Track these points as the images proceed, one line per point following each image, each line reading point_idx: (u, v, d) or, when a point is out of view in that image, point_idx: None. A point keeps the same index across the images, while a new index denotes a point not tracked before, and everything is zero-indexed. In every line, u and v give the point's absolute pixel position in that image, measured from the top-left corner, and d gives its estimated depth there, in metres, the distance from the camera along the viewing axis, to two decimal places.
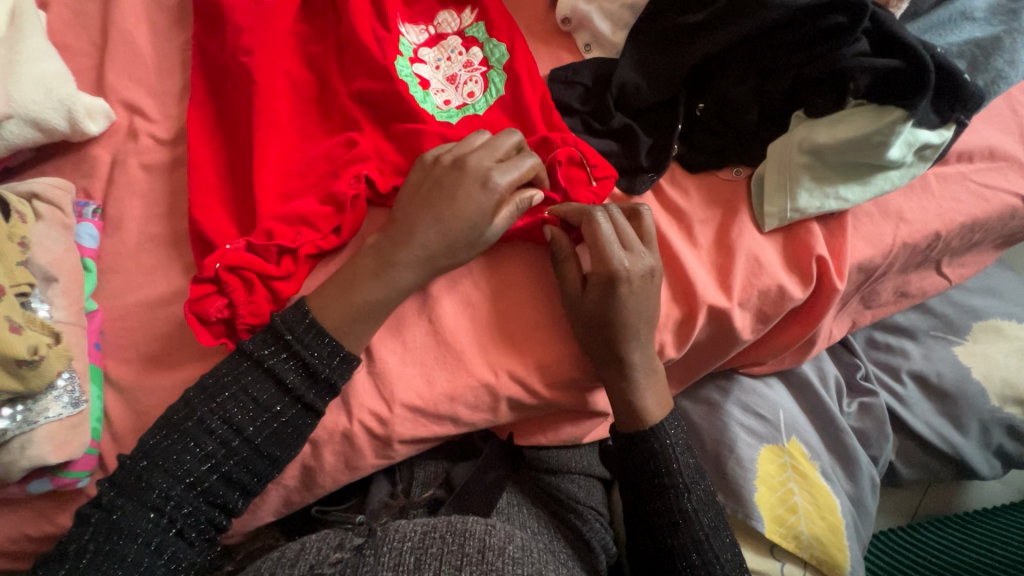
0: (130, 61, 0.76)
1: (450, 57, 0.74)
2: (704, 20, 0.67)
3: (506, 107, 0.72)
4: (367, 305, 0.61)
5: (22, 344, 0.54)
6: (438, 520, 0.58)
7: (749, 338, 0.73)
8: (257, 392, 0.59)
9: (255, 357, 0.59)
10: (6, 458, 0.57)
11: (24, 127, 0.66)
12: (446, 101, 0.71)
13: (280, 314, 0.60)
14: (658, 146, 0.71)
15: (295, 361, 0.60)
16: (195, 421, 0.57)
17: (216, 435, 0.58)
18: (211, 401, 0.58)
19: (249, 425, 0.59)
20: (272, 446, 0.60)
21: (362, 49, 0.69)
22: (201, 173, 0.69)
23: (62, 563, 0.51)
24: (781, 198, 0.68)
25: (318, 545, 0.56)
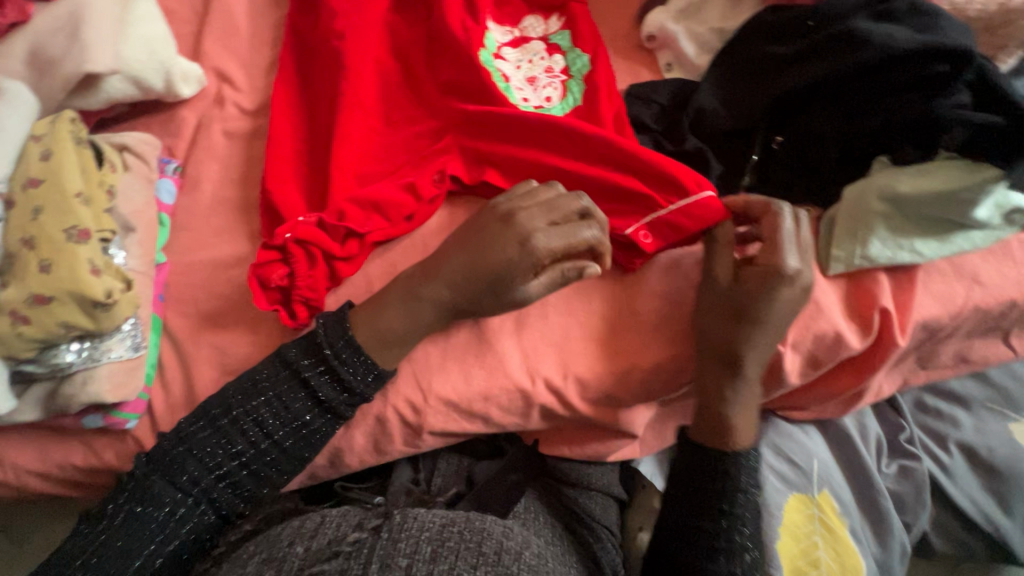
0: (228, 33, 0.80)
1: (532, 60, 0.75)
2: (796, 52, 0.65)
3: (581, 117, 0.72)
4: (392, 338, 0.62)
5: (100, 285, 0.58)
6: (457, 513, 0.58)
7: (796, 381, 0.71)
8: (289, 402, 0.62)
9: (294, 367, 0.62)
10: (70, 389, 0.61)
11: (125, 83, 0.70)
12: (524, 100, 0.72)
13: (324, 325, 0.63)
14: (729, 175, 0.70)
15: (330, 375, 0.62)
16: (228, 419, 0.61)
17: (245, 433, 0.61)
18: (248, 403, 0.61)
19: (275, 429, 0.62)
20: (296, 447, 0.63)
21: (451, 43, 0.72)
22: (280, 145, 0.72)
23: (101, 520, 0.57)
24: (850, 243, 0.66)
25: (337, 520, 0.56)
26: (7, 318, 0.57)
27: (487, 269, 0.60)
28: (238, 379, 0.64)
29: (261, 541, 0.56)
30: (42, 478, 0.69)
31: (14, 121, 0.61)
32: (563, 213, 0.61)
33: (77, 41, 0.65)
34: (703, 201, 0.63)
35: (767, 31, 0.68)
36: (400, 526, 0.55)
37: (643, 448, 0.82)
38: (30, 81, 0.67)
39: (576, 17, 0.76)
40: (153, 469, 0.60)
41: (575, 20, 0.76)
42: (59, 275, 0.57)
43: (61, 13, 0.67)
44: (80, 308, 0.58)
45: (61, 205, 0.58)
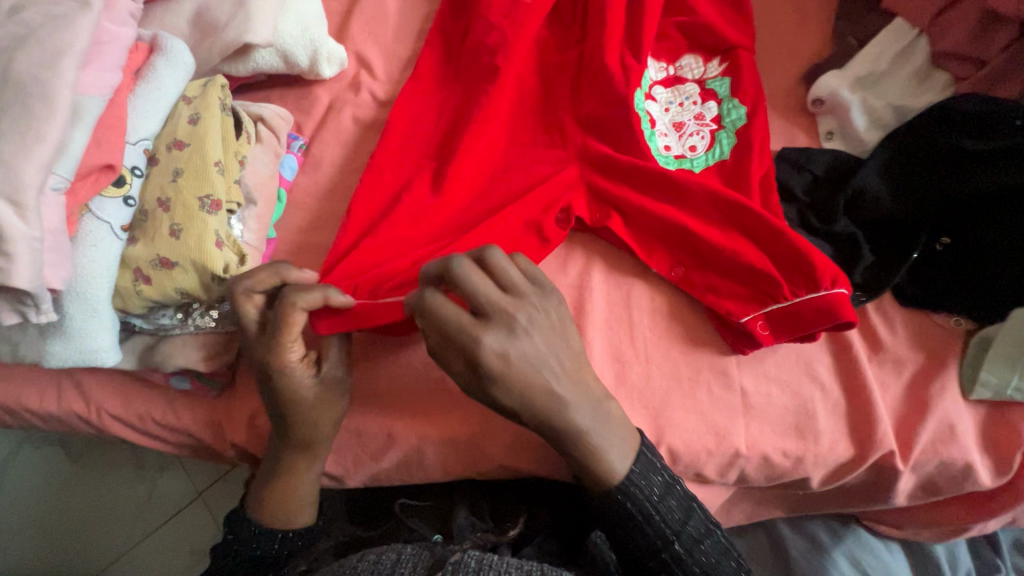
0: (375, 19, 0.79)
1: (683, 103, 0.72)
2: (989, 152, 0.59)
3: (725, 176, 0.67)
4: (287, 492, 0.62)
5: (219, 258, 0.57)
6: (530, 565, 0.55)
7: (902, 501, 0.65)
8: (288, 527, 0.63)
9: (246, 536, 0.63)
10: (164, 352, 0.61)
11: (274, 56, 0.70)
12: (666, 147, 0.69)
13: (235, 542, 0.63)
14: (877, 267, 0.64)
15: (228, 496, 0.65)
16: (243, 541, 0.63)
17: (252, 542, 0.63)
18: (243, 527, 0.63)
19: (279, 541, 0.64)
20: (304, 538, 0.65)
21: (604, 73, 0.69)
22: (394, 139, 0.69)
23: None
24: (1008, 370, 0.58)
25: (413, 559, 0.54)
26: (129, 275, 0.57)
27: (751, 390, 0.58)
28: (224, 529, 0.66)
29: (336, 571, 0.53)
30: (121, 424, 0.70)
31: (172, 80, 0.61)
32: (290, 330, 0.56)
33: (242, 9, 0.65)
34: (834, 298, 0.59)
35: (961, 120, 0.61)
36: (478, 569, 0.51)
37: None
38: (189, 40, 0.67)
39: (740, 63, 0.71)
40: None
41: (736, 68, 0.71)
42: (187, 242, 0.56)
43: None
44: (200, 278, 0.57)
45: (201, 172, 0.58)
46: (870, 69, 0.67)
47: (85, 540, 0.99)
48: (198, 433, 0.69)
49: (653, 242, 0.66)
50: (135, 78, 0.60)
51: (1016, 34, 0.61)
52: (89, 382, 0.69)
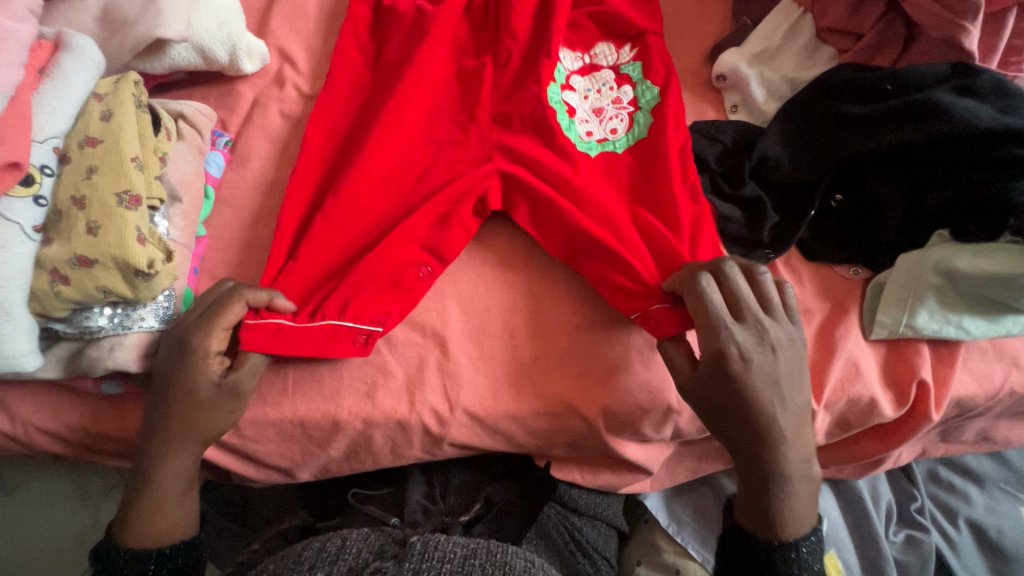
0: (296, 14, 0.79)
1: (600, 90, 0.75)
2: (870, 114, 0.64)
3: (640, 169, 0.71)
4: (159, 505, 0.57)
5: (142, 254, 0.56)
6: (476, 543, 0.56)
7: (822, 441, 0.71)
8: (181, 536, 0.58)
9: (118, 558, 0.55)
10: (96, 353, 0.59)
11: (191, 52, 0.69)
12: (589, 132, 0.73)
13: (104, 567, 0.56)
14: (783, 226, 0.69)
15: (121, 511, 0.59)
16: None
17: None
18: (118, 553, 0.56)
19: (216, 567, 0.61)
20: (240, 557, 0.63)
21: (518, 76, 0.75)
22: (315, 150, 0.71)
23: None
24: (899, 311, 0.65)
25: (358, 546, 0.54)
26: (46, 276, 0.55)
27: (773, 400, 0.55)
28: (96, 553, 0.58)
29: (276, 561, 0.51)
30: (51, 438, 0.67)
31: (81, 77, 0.60)
32: (219, 326, 0.58)
33: (151, 3, 0.64)
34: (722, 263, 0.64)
35: (843, 89, 0.67)
36: (423, 554, 0.52)
37: (654, 484, 0.82)
38: (99, 39, 0.66)
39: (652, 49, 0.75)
40: None
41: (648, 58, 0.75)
42: (106, 239, 0.55)
43: None
44: (122, 274, 0.56)
45: (117, 168, 0.57)
46: (764, 46, 0.73)
47: (28, 575, 0.94)
48: (133, 440, 0.67)
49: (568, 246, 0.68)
50: (41, 76, 0.59)
51: (886, 6, 0.68)
52: (12, 397, 0.66)
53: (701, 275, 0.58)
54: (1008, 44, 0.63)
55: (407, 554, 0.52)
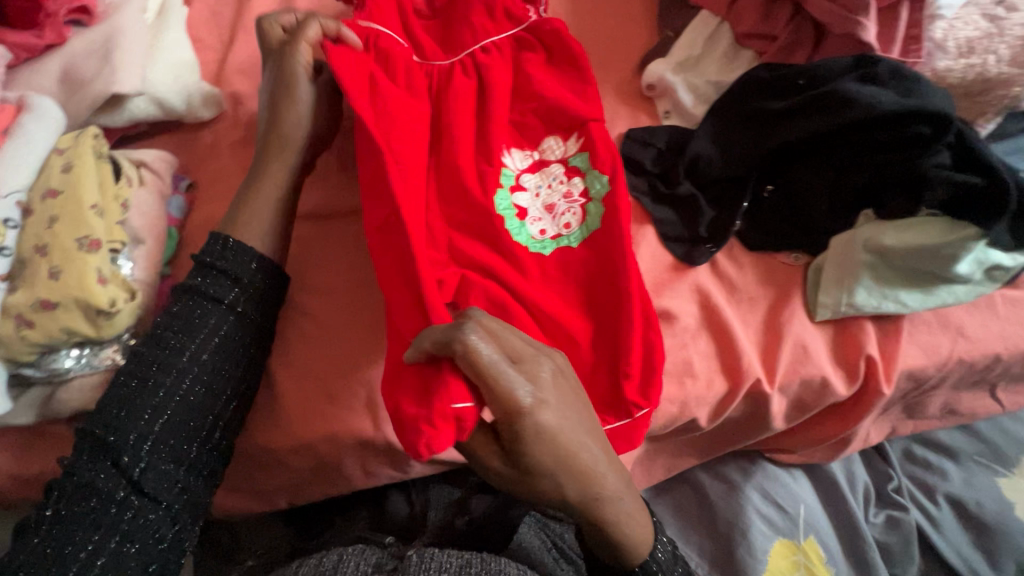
0: (249, 61, 0.84)
1: (552, 184, 0.75)
2: (785, 109, 0.68)
3: (589, 269, 0.70)
4: (252, 205, 0.66)
5: (104, 294, 0.59)
6: (472, 554, 0.60)
7: (782, 424, 0.72)
8: (233, 264, 0.62)
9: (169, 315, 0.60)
10: (66, 393, 0.62)
11: (149, 104, 0.74)
12: (541, 231, 0.73)
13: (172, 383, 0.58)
14: (719, 221, 0.72)
15: (203, 277, 0.62)
16: (162, 328, 0.59)
17: (193, 330, 0.59)
18: (155, 364, 0.58)
19: (196, 346, 0.59)
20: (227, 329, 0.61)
21: (461, 183, 0.72)
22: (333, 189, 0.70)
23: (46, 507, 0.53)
24: (838, 291, 0.67)
25: (356, 559, 0.58)
26: (11, 322, 0.58)
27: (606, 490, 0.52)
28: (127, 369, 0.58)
29: None
30: (28, 486, 0.68)
31: (42, 135, 0.64)
32: (295, 83, 0.68)
33: (108, 63, 0.69)
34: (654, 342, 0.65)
35: (760, 88, 0.71)
36: (420, 565, 0.57)
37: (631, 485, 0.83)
38: (59, 98, 0.70)
39: (600, 152, 0.73)
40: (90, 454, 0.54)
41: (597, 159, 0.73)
42: (68, 282, 0.58)
43: (96, 37, 0.71)
44: (84, 315, 0.59)
45: (78, 216, 0.61)
46: (687, 54, 0.77)
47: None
48: None
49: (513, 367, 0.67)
50: (5, 137, 0.63)
51: (793, 9, 0.73)
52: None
53: (465, 325, 0.50)
54: (907, 33, 0.67)
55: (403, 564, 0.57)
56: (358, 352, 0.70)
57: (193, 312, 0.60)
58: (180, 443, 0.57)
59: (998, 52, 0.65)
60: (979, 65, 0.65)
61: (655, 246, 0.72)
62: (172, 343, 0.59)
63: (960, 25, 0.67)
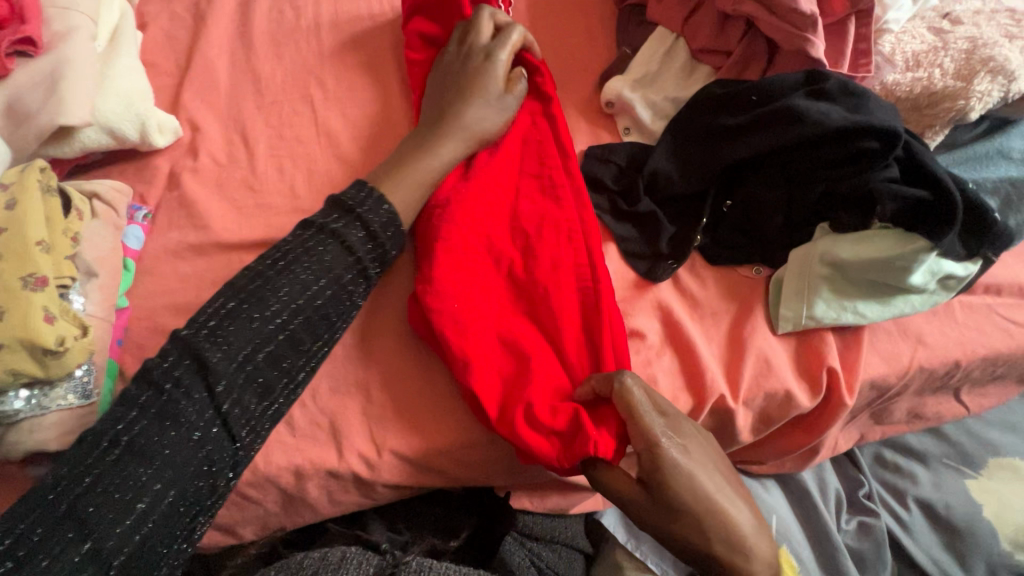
0: (206, 86, 0.83)
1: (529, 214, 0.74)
2: (740, 124, 0.69)
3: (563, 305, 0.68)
4: (392, 187, 0.66)
5: (52, 333, 0.58)
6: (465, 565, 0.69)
7: (749, 437, 0.72)
8: (370, 211, 0.63)
9: (314, 233, 0.61)
10: (14, 437, 0.61)
11: (100, 133, 0.72)
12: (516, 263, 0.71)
13: (256, 348, 0.56)
14: (680, 236, 0.73)
15: (340, 237, 0.61)
16: (272, 271, 0.59)
17: (304, 279, 0.59)
18: (258, 296, 0.57)
19: (312, 286, 0.59)
20: (355, 293, 0.62)
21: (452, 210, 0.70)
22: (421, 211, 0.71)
23: (92, 454, 0.49)
24: (798, 303, 0.68)
25: (358, 558, 0.68)
26: None
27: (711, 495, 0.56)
28: (214, 308, 0.57)
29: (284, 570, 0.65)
30: None
31: None
32: (483, 91, 0.71)
33: (54, 94, 0.68)
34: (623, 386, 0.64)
35: (714, 103, 0.72)
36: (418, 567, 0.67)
37: (606, 501, 0.83)
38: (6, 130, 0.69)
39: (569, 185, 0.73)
40: (164, 394, 0.52)
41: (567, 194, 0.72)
42: (11, 322, 0.57)
43: (41, 67, 0.69)
44: (30, 355, 0.57)
45: (22, 253, 0.59)
46: (644, 71, 0.78)
47: None
48: None
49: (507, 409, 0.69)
50: None
51: (745, 25, 0.73)
52: None
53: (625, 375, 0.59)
54: (855, 47, 0.68)
55: (403, 569, 0.67)
56: (320, 381, 0.69)
57: (297, 266, 0.59)
58: (272, 379, 0.57)
59: (943, 65, 0.66)
60: (925, 80, 0.66)
61: (618, 264, 0.72)
62: (280, 288, 0.58)
63: (906, 39, 0.69)
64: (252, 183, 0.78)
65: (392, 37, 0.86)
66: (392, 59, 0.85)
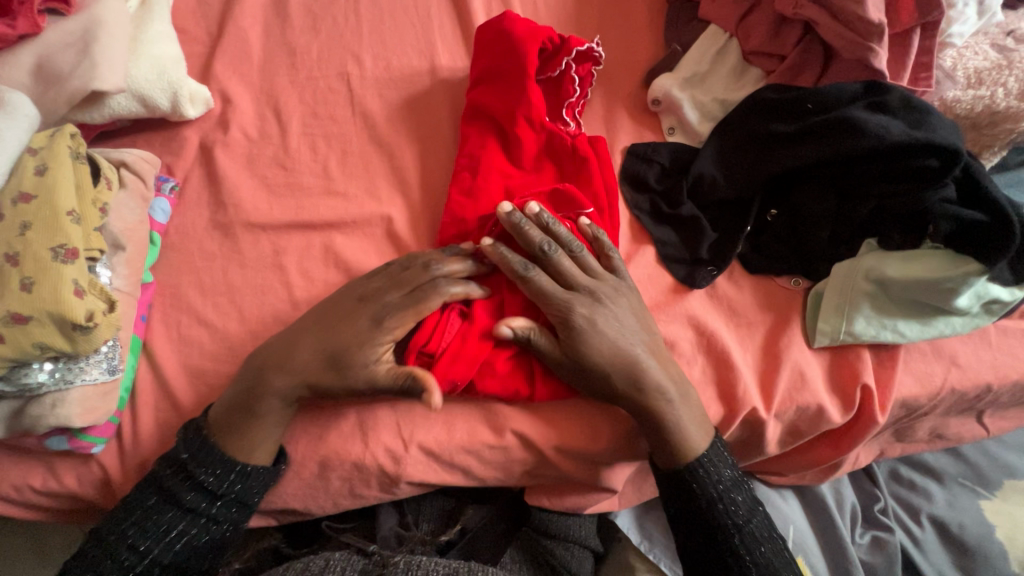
0: (238, 56, 0.80)
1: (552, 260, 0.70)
2: (793, 133, 0.67)
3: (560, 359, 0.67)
4: (243, 426, 0.61)
5: (81, 308, 0.56)
6: (458, 563, 0.63)
7: (776, 449, 0.71)
8: (212, 464, 0.61)
9: (158, 482, 0.60)
10: (37, 411, 0.58)
11: (131, 101, 0.70)
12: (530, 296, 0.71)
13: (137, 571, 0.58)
14: (721, 243, 0.71)
15: (193, 482, 0.61)
16: (114, 535, 0.58)
17: (153, 535, 0.59)
18: (118, 529, 0.59)
19: (157, 547, 0.59)
20: (216, 536, 0.62)
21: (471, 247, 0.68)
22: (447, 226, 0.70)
23: None
24: (837, 319, 0.67)
25: (341, 564, 0.63)
26: None
27: (672, 395, 0.62)
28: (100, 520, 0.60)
29: None
30: None
31: (14, 133, 0.60)
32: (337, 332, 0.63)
33: (87, 57, 0.65)
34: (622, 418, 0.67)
35: (767, 109, 0.70)
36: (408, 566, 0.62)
37: (622, 502, 0.83)
38: (34, 92, 0.66)
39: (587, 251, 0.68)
40: None
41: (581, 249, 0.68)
42: (41, 294, 0.55)
43: (73, 28, 0.67)
44: (58, 329, 0.56)
45: (52, 223, 0.57)
46: (694, 70, 0.76)
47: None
48: (85, 494, 0.65)
49: (514, 392, 0.65)
50: None
51: (802, 30, 0.71)
52: None
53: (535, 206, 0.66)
54: (917, 60, 0.67)
55: (390, 568, 0.61)
56: None
57: (138, 533, 0.59)
58: None
59: (1006, 85, 0.65)
60: (987, 98, 0.66)
61: (654, 267, 0.71)
62: (126, 556, 0.58)
63: (969, 54, 0.68)
64: (284, 161, 0.76)
65: (433, 16, 0.83)
66: (431, 40, 0.82)
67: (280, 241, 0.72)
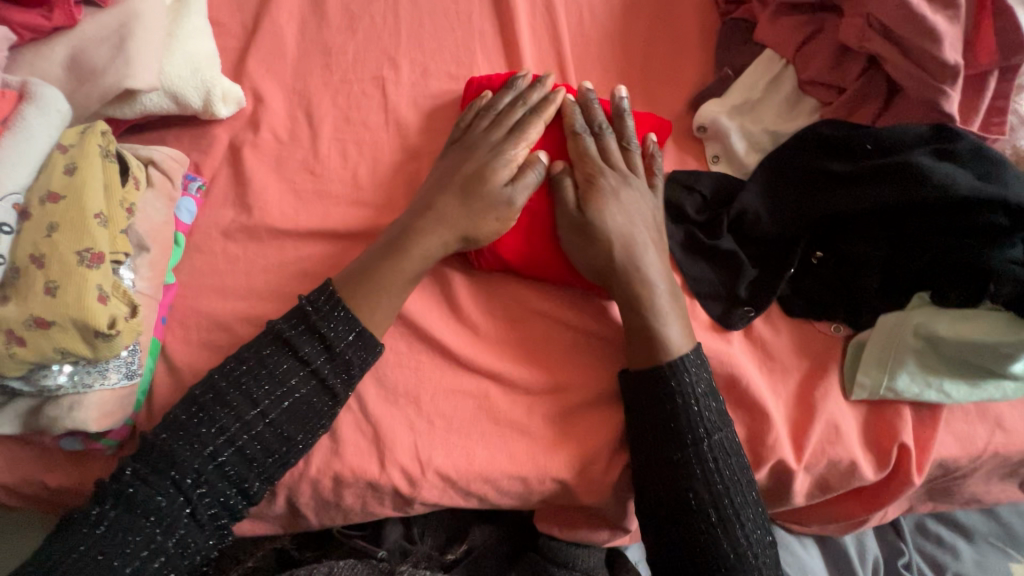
0: (272, 52, 0.78)
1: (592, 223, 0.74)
2: (850, 172, 0.63)
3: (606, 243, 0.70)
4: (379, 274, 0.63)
5: (104, 314, 0.55)
6: None
7: (803, 500, 0.68)
8: (334, 326, 0.61)
9: (276, 333, 0.61)
10: (54, 413, 0.58)
11: (163, 98, 0.69)
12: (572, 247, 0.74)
13: (237, 426, 0.57)
14: (761, 283, 0.68)
15: (311, 335, 0.61)
16: (228, 382, 0.59)
17: (266, 386, 0.59)
18: (219, 388, 0.58)
19: (268, 400, 0.59)
20: (319, 403, 0.60)
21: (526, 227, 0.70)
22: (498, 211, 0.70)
23: (84, 526, 0.52)
24: (879, 372, 0.63)
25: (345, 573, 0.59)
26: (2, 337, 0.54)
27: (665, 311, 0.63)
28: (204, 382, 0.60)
29: None
30: (10, 493, 0.65)
31: (45, 129, 0.59)
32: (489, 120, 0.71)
33: (122, 52, 0.64)
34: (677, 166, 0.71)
35: (824, 144, 0.66)
36: None
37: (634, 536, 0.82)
38: (66, 86, 0.65)
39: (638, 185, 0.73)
40: (141, 470, 0.55)
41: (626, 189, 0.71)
42: (65, 299, 0.54)
43: (109, 21, 0.65)
44: (81, 335, 0.55)
45: (79, 225, 0.56)
46: (745, 98, 0.72)
47: None
48: None
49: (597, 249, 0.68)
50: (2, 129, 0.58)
51: (866, 62, 0.67)
52: None
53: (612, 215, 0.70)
54: (991, 104, 0.63)
55: None
56: (368, 387, 0.67)
57: (253, 383, 0.59)
58: (262, 460, 0.58)
59: None
60: None
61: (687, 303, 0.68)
62: (232, 406, 0.58)
63: None
64: (313, 166, 0.74)
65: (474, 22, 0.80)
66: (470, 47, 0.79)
67: (304, 250, 0.71)
